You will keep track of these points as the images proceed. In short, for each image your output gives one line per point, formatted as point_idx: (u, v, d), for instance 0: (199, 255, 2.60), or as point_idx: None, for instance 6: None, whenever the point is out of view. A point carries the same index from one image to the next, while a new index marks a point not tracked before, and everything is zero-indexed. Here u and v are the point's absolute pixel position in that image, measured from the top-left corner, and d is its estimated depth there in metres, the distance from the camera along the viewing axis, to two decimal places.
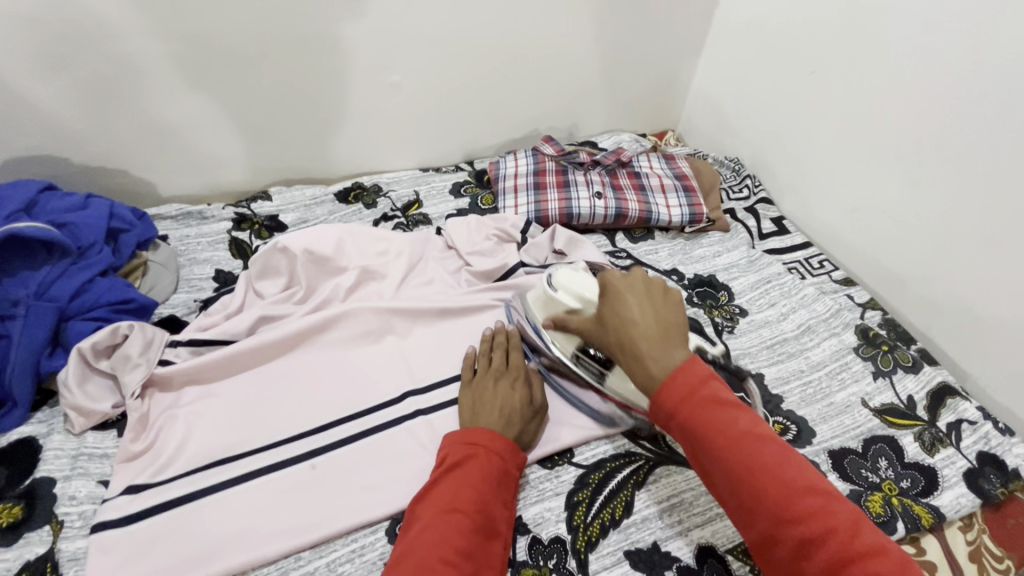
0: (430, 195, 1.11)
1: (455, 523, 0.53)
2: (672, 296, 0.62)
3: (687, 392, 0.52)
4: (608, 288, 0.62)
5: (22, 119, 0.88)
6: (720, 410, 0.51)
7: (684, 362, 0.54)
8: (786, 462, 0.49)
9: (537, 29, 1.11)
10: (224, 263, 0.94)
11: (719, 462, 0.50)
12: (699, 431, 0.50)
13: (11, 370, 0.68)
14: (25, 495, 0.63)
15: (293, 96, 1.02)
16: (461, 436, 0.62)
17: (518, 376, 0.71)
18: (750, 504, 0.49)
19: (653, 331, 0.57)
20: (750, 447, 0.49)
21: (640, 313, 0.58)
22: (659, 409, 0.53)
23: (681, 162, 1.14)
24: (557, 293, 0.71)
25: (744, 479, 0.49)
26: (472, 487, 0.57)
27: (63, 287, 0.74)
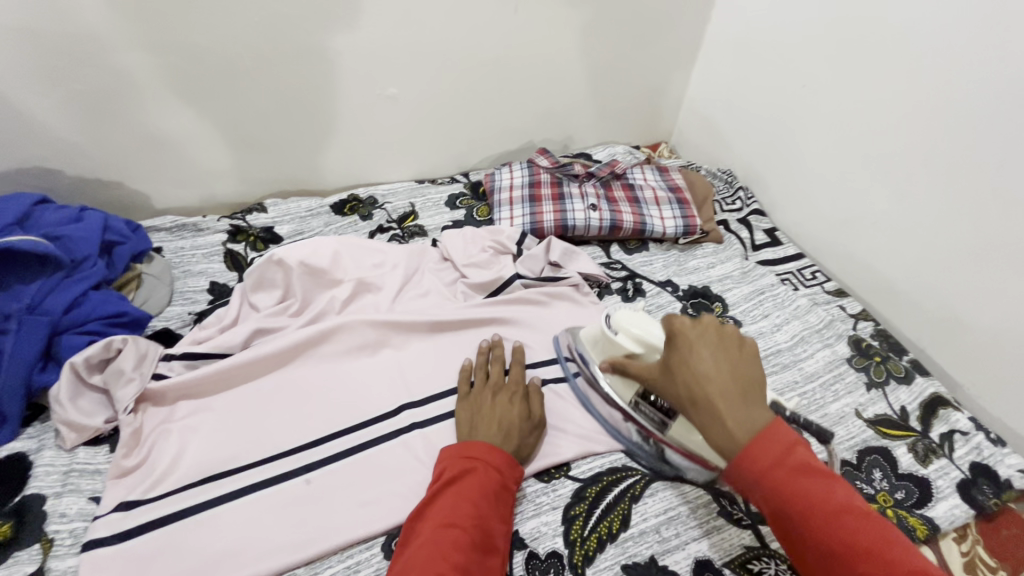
0: (425, 207, 1.11)
1: (451, 538, 0.53)
2: (749, 348, 0.56)
3: (776, 460, 0.48)
4: (675, 336, 0.57)
5: (16, 132, 0.88)
6: (813, 479, 0.48)
7: (765, 427, 0.50)
8: (885, 538, 0.46)
9: (531, 43, 1.13)
10: (219, 275, 0.94)
11: (814, 535, 0.47)
12: (790, 502, 0.47)
13: (2, 385, 0.67)
14: (14, 513, 0.62)
15: (289, 108, 1.03)
16: (459, 450, 0.62)
17: (515, 390, 0.71)
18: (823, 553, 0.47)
19: (727, 387, 0.52)
20: (846, 521, 0.47)
21: (716, 366, 0.54)
22: (743, 476, 0.49)
23: (675, 174, 1.15)
24: (616, 335, 0.69)
25: (843, 552, 0.46)
26: (469, 501, 0.57)
27: (56, 301, 0.73)
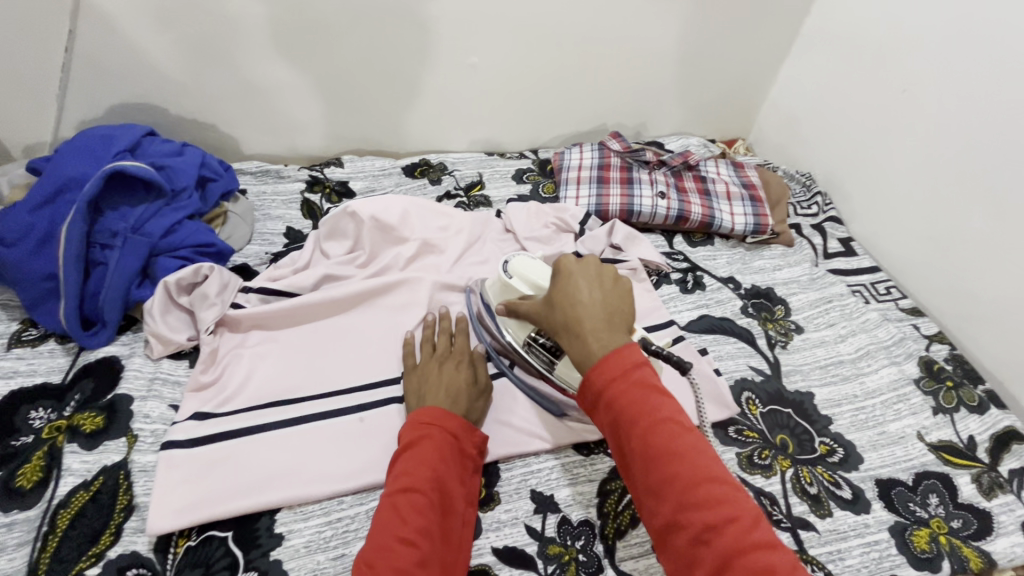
0: (493, 178, 1.13)
1: (410, 501, 0.54)
2: (623, 283, 0.60)
3: (621, 372, 0.50)
4: (559, 271, 0.60)
5: (133, 68, 0.96)
6: (651, 392, 0.49)
7: (616, 348, 0.51)
8: (700, 451, 0.47)
9: (618, 23, 1.11)
10: (295, 221, 0.99)
11: (636, 439, 0.47)
12: (624, 408, 0.48)
13: (106, 294, 0.75)
14: (106, 408, 0.69)
15: (375, 69, 1.06)
16: (415, 417, 0.61)
17: (460, 359, 0.71)
18: (661, 486, 0.46)
19: (594, 314, 0.55)
20: (670, 430, 0.47)
21: (586, 292, 0.57)
22: (590, 385, 0.51)
23: (750, 171, 1.11)
24: (511, 278, 0.71)
25: (659, 458, 0.46)
26: (426, 465, 0.57)
27: (156, 226, 0.80)
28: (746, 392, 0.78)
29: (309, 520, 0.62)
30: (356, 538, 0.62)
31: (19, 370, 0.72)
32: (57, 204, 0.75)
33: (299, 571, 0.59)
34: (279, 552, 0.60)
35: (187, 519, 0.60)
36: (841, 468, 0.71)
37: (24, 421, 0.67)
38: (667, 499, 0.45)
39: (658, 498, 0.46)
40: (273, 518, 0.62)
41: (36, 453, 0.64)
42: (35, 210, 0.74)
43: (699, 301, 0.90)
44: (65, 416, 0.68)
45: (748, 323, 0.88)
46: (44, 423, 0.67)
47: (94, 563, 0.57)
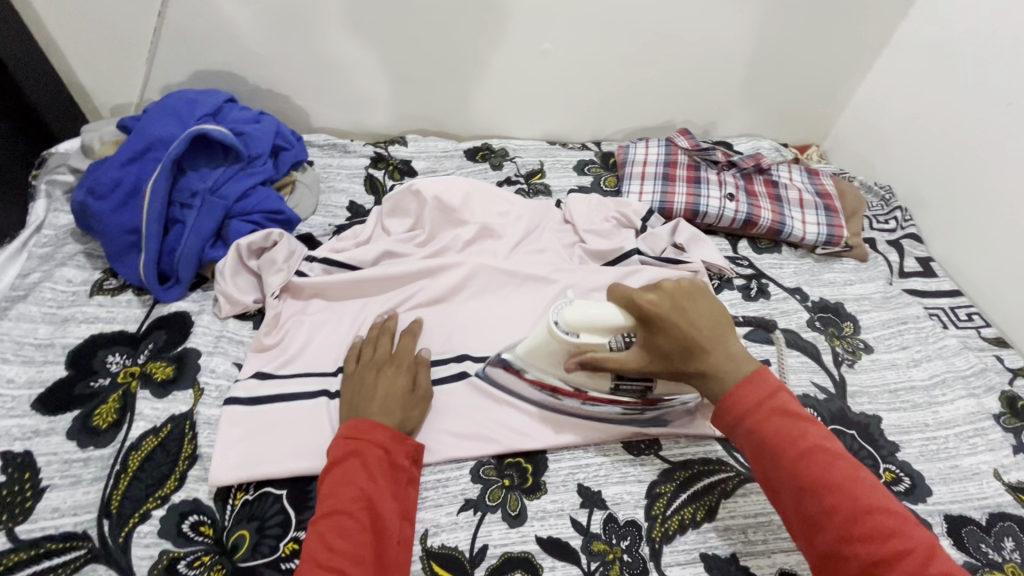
0: (554, 167, 1.12)
1: (334, 525, 0.52)
2: (698, 287, 0.60)
3: (759, 400, 0.53)
4: (648, 317, 0.57)
5: (216, 36, 0.99)
6: (795, 419, 0.52)
7: (749, 374, 0.55)
8: (857, 479, 0.48)
9: (697, 17, 1.07)
10: (358, 196, 1.01)
11: (790, 472, 0.50)
12: (769, 438, 0.51)
13: (182, 251, 0.78)
14: (176, 359, 0.72)
15: (447, 51, 1.06)
16: (341, 433, 0.59)
17: (400, 364, 0.68)
18: (820, 515, 0.48)
19: (711, 340, 0.56)
20: (821, 458, 0.49)
21: (693, 328, 0.57)
22: (727, 411, 0.54)
23: (825, 180, 1.06)
24: (580, 338, 0.60)
25: (815, 490, 0.48)
26: (351, 484, 0.55)
27: (231, 189, 0.82)
28: (807, 408, 0.74)
29: None
30: None
31: (99, 316, 0.76)
32: (144, 160, 0.79)
33: None
34: None
35: (245, 473, 0.61)
36: (907, 498, 0.67)
37: (102, 364, 0.71)
38: (829, 530, 0.47)
39: (817, 530, 0.48)
40: None
41: (112, 395, 0.68)
42: (123, 165, 0.78)
43: (762, 309, 0.87)
44: (138, 363, 0.71)
45: (814, 337, 0.84)
46: (120, 367, 0.71)
47: (160, 505, 0.59)
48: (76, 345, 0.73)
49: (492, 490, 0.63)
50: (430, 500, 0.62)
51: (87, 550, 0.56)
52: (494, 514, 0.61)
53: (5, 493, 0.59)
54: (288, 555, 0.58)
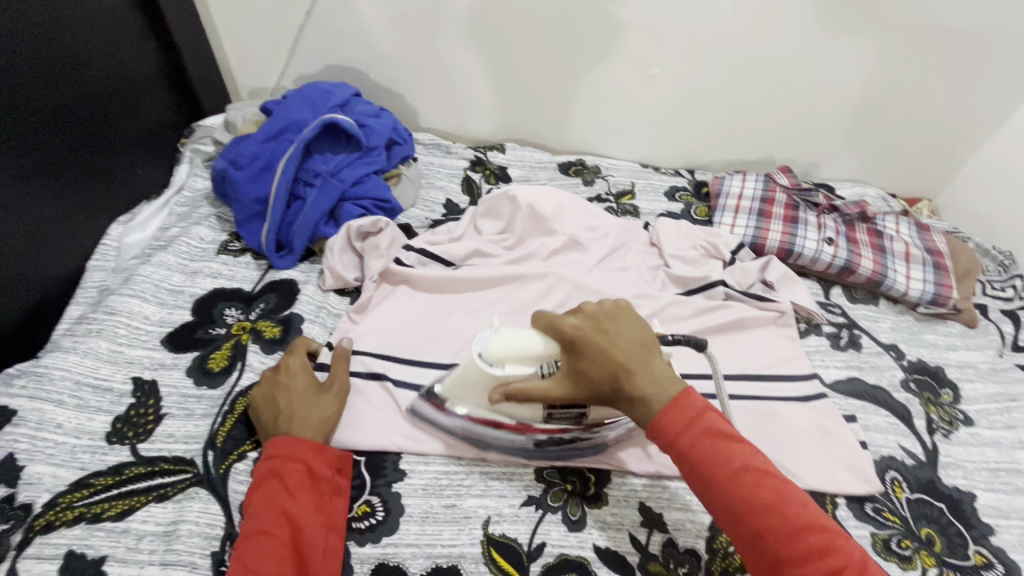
0: (645, 190, 1.12)
1: (255, 546, 0.53)
2: (621, 305, 0.59)
3: (685, 424, 0.52)
4: (574, 339, 0.56)
5: (352, 35, 1.08)
6: (724, 439, 0.51)
7: (678, 394, 0.53)
8: (787, 497, 0.48)
9: (818, 56, 1.05)
10: (455, 195, 1.06)
11: (730, 498, 0.49)
12: (701, 462, 0.50)
13: (299, 224, 0.86)
14: (281, 322, 0.79)
15: (558, 67, 1.10)
16: (262, 458, 0.60)
17: (295, 371, 0.67)
18: (753, 536, 0.48)
19: (634, 356, 0.55)
20: (750, 480, 0.49)
21: (616, 350, 0.55)
22: (659, 436, 0.53)
23: (937, 236, 1.00)
24: (504, 369, 0.59)
25: (751, 511, 0.48)
26: (268, 504, 0.56)
27: (349, 175, 0.90)
28: (892, 471, 0.70)
29: (429, 465, 0.66)
30: (468, 495, 0.64)
31: (221, 273, 0.85)
32: (279, 141, 0.87)
33: (414, 509, 0.62)
34: (400, 487, 0.64)
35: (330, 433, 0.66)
36: None
37: (220, 315, 0.80)
38: (767, 552, 0.47)
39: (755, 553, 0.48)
40: (399, 455, 0.67)
41: (226, 343, 0.76)
42: (262, 142, 0.87)
43: (850, 361, 0.83)
44: (250, 319, 0.79)
45: (907, 399, 0.79)
46: (235, 320, 0.79)
47: (255, 449, 0.66)
48: (200, 295, 0.82)
49: (555, 492, 0.65)
50: (495, 490, 0.64)
51: (192, 475, 0.62)
52: (555, 515, 0.63)
53: (133, 414, 0.67)
54: (360, 516, 0.61)
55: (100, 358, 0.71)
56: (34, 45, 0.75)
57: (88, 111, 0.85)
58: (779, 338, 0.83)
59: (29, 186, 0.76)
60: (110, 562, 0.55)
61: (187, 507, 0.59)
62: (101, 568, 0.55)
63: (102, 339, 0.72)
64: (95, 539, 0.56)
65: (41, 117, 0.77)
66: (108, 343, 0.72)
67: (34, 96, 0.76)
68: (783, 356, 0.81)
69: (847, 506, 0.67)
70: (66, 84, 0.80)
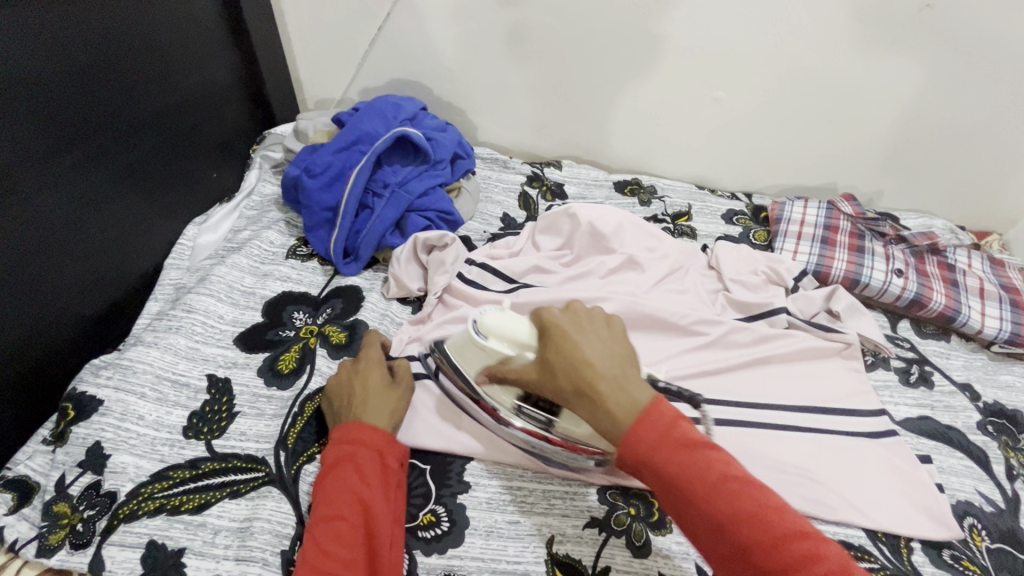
0: (702, 212, 1.12)
1: (331, 531, 0.53)
2: (614, 324, 0.58)
3: (659, 438, 0.48)
4: (550, 330, 0.56)
5: (420, 50, 1.11)
6: (696, 452, 0.47)
7: (647, 405, 0.50)
8: (766, 503, 0.46)
9: (889, 84, 1.03)
10: (512, 209, 1.07)
11: (709, 516, 0.46)
12: (677, 476, 0.47)
13: (367, 233, 0.88)
14: (347, 327, 0.81)
15: (619, 87, 1.11)
16: (336, 438, 0.61)
17: (369, 359, 0.69)
18: (735, 550, 0.45)
19: (612, 370, 0.52)
20: (729, 491, 0.46)
21: (596, 355, 0.53)
22: (628, 454, 0.49)
23: (1012, 273, 0.96)
24: (486, 341, 0.61)
25: (731, 525, 0.45)
26: (344, 489, 0.56)
27: (416, 187, 0.92)
28: (970, 517, 0.68)
29: (492, 478, 0.66)
30: (532, 511, 0.64)
31: (290, 276, 0.88)
32: (352, 151, 0.90)
33: (479, 523, 0.62)
34: (465, 499, 0.64)
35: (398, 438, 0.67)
36: None
37: (289, 318, 0.82)
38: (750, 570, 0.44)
39: (741, 568, 0.45)
40: (463, 466, 0.67)
41: (294, 345, 0.78)
42: (336, 152, 0.90)
43: (921, 399, 0.81)
44: (317, 323, 0.81)
45: (984, 442, 0.76)
46: (303, 324, 0.81)
47: (323, 451, 0.67)
48: (270, 297, 0.84)
49: (618, 515, 0.64)
50: (558, 509, 0.64)
51: (264, 474, 0.64)
52: (619, 539, 0.62)
53: (208, 410, 0.69)
54: (425, 525, 0.62)
55: (178, 353, 0.74)
56: (130, 53, 0.80)
57: (173, 117, 0.89)
58: (846, 370, 0.80)
59: (119, 185, 0.81)
60: (189, 554, 0.57)
61: (260, 505, 0.61)
62: (180, 559, 0.57)
63: (180, 336, 0.75)
64: (175, 531, 0.58)
65: (133, 121, 0.81)
66: (186, 340, 0.75)
67: (129, 102, 0.80)
68: (850, 390, 0.78)
69: (923, 552, 0.64)
70: (156, 91, 0.85)
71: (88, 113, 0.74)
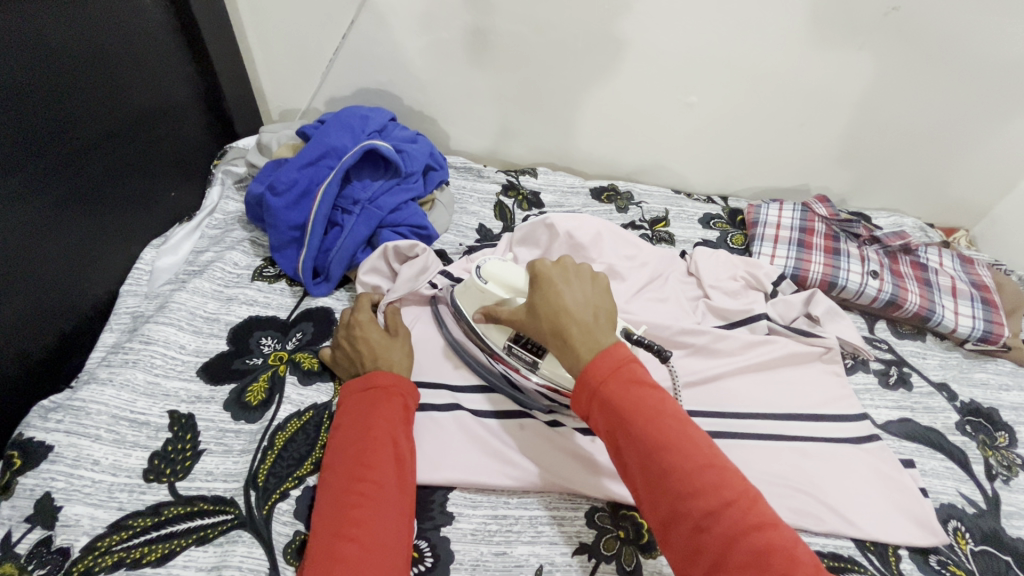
0: (679, 217, 1.11)
1: (359, 460, 0.57)
2: (601, 279, 0.60)
3: (609, 371, 0.49)
4: (538, 278, 0.58)
5: (387, 59, 1.07)
6: (639, 388, 0.48)
7: (607, 346, 0.51)
8: (689, 437, 0.45)
9: (862, 87, 1.03)
10: (488, 220, 1.05)
11: (635, 440, 0.46)
12: (616, 407, 0.48)
13: (337, 252, 0.84)
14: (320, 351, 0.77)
15: (594, 94, 1.08)
16: (359, 388, 0.65)
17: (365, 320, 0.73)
18: (653, 478, 0.45)
19: (584, 315, 0.54)
20: (661, 424, 0.46)
21: (571, 300, 0.56)
22: (581, 383, 0.50)
23: (981, 270, 0.98)
24: (485, 283, 0.68)
25: (658, 454, 0.45)
26: (372, 425, 0.60)
27: (387, 202, 0.89)
28: (954, 520, 0.68)
29: (476, 508, 0.64)
30: (519, 541, 0.61)
31: (257, 300, 0.84)
32: (318, 167, 0.86)
33: (465, 556, 0.60)
34: (449, 531, 0.62)
35: None
36: None
37: (256, 345, 0.78)
38: (665, 499, 0.44)
39: (659, 495, 0.44)
40: (446, 496, 0.64)
41: (263, 374, 0.74)
42: (301, 168, 0.86)
43: (901, 401, 0.81)
44: (287, 349, 0.78)
45: (963, 443, 0.77)
46: (271, 350, 0.77)
47: (297, 487, 0.63)
48: (236, 323, 0.80)
49: (608, 539, 0.62)
50: (546, 536, 0.62)
51: (233, 517, 0.60)
52: (609, 565, 0.60)
53: (171, 449, 0.65)
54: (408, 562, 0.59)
55: (137, 390, 0.69)
56: (77, 70, 0.74)
57: (123, 135, 0.83)
58: (827, 375, 0.80)
59: (68, 210, 0.75)
60: None
61: (229, 551, 0.57)
62: None
63: (138, 370, 0.71)
64: None
65: (82, 141, 0.76)
66: (145, 374, 0.71)
67: (73, 124, 0.74)
68: (833, 396, 0.78)
69: (911, 560, 0.64)
70: (107, 108, 0.80)
71: (33, 136, 0.68)
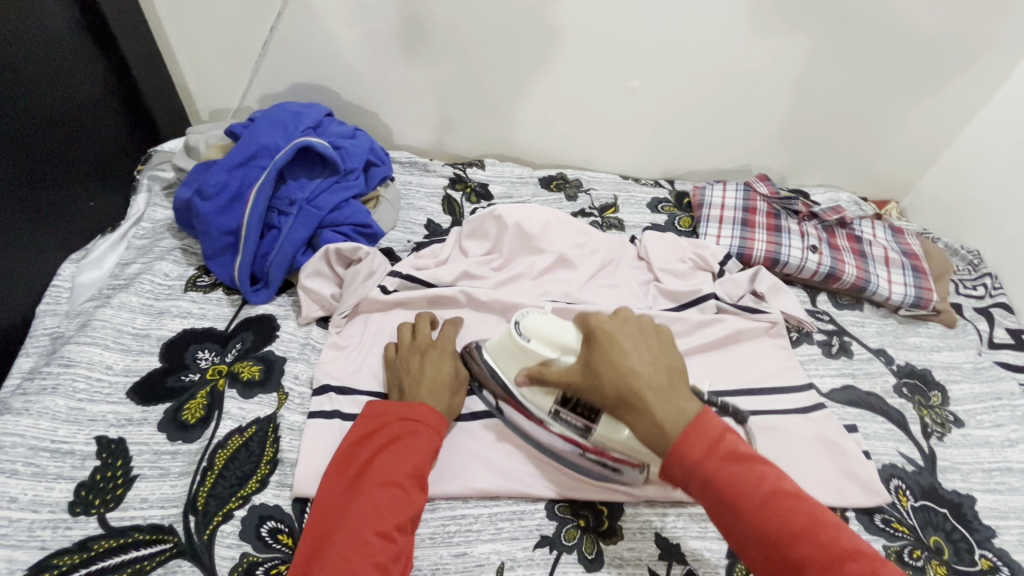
0: (628, 203, 1.11)
1: (390, 496, 0.55)
2: (664, 335, 0.57)
3: (710, 447, 0.48)
4: (596, 336, 0.55)
5: (320, 51, 1.02)
6: (745, 464, 0.48)
7: (696, 416, 0.50)
8: (817, 518, 0.46)
9: (794, 68, 1.06)
10: (436, 215, 1.02)
11: (755, 524, 0.46)
12: (728, 491, 0.47)
13: (275, 256, 0.80)
14: (262, 362, 0.73)
15: (537, 82, 1.07)
16: (398, 412, 0.62)
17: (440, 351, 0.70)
18: (787, 565, 0.45)
19: (654, 379, 0.52)
20: (781, 505, 0.46)
21: (639, 362, 0.53)
22: (673, 461, 0.49)
23: (911, 239, 1.03)
24: (527, 343, 0.58)
25: (781, 538, 0.45)
26: (408, 459, 0.58)
27: (326, 201, 0.85)
28: (895, 479, 0.72)
29: (432, 512, 0.62)
30: (478, 540, 0.60)
31: (191, 311, 0.79)
32: (249, 167, 0.82)
33: (423, 562, 0.58)
34: None
35: None
36: None
37: (192, 359, 0.73)
38: (788, 574, 0.45)
39: None
40: None
41: (200, 391, 0.70)
42: (231, 169, 0.81)
43: (844, 369, 0.84)
44: (226, 362, 0.73)
45: (901, 405, 0.81)
46: (209, 364, 0.73)
47: (242, 506, 0.60)
48: (169, 338, 0.75)
49: (568, 529, 0.62)
50: (506, 532, 0.61)
51: (173, 545, 0.57)
52: (570, 555, 0.60)
53: (99, 478, 0.61)
54: None
55: (58, 418, 0.64)
56: None
57: (26, 142, 0.76)
58: (774, 349, 0.82)
59: None
60: None
61: None
62: None
63: (59, 397, 0.65)
64: None
65: None
66: (67, 400, 0.65)
67: None
68: (780, 369, 0.80)
69: (858, 521, 0.67)
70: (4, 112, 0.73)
71: None
